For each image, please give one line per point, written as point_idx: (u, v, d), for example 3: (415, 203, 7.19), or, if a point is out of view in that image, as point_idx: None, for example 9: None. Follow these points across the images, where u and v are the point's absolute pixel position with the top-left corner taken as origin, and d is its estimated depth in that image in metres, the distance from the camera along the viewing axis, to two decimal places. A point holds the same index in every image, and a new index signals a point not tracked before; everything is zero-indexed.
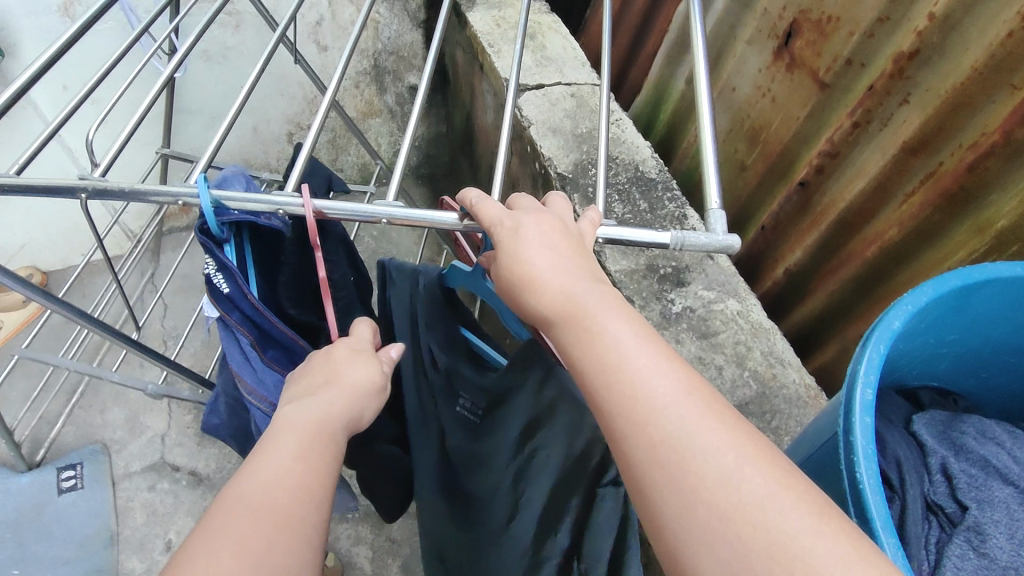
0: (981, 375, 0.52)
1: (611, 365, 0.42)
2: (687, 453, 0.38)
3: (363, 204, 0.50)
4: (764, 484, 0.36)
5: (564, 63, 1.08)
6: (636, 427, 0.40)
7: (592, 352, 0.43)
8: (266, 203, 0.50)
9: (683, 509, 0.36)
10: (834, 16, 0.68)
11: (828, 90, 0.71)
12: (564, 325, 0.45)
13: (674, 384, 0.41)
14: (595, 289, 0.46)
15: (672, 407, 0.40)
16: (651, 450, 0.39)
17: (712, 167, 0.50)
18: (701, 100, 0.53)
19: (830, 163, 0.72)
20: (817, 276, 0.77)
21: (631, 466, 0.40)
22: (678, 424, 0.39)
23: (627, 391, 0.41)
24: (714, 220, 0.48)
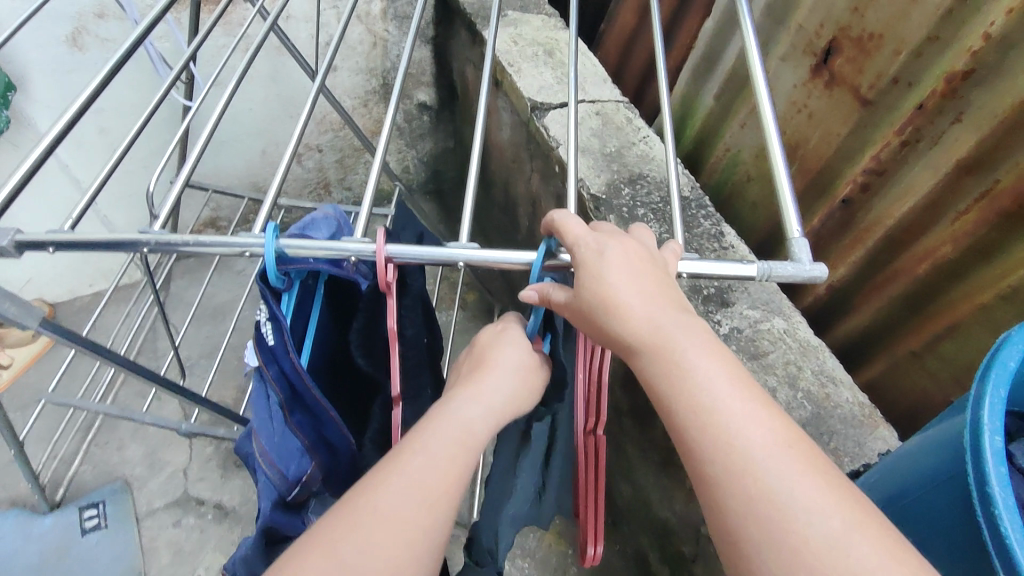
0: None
1: (703, 407, 0.41)
2: (789, 511, 0.37)
3: (440, 247, 0.49)
4: (871, 551, 0.35)
5: (585, 79, 1.07)
6: (733, 476, 0.39)
7: (684, 390, 0.42)
8: (336, 251, 0.48)
9: (786, 566, 0.36)
10: (878, 34, 0.68)
11: (871, 107, 0.70)
12: (650, 359, 0.43)
13: (770, 432, 0.40)
14: (686, 322, 0.44)
15: (771, 458, 0.39)
16: (750, 504, 0.38)
17: (788, 195, 0.50)
18: (770, 129, 0.52)
19: (875, 180, 0.72)
20: (862, 292, 0.77)
21: (725, 517, 0.39)
22: (778, 479, 0.38)
23: (722, 437, 0.40)
24: (797, 251, 0.47)
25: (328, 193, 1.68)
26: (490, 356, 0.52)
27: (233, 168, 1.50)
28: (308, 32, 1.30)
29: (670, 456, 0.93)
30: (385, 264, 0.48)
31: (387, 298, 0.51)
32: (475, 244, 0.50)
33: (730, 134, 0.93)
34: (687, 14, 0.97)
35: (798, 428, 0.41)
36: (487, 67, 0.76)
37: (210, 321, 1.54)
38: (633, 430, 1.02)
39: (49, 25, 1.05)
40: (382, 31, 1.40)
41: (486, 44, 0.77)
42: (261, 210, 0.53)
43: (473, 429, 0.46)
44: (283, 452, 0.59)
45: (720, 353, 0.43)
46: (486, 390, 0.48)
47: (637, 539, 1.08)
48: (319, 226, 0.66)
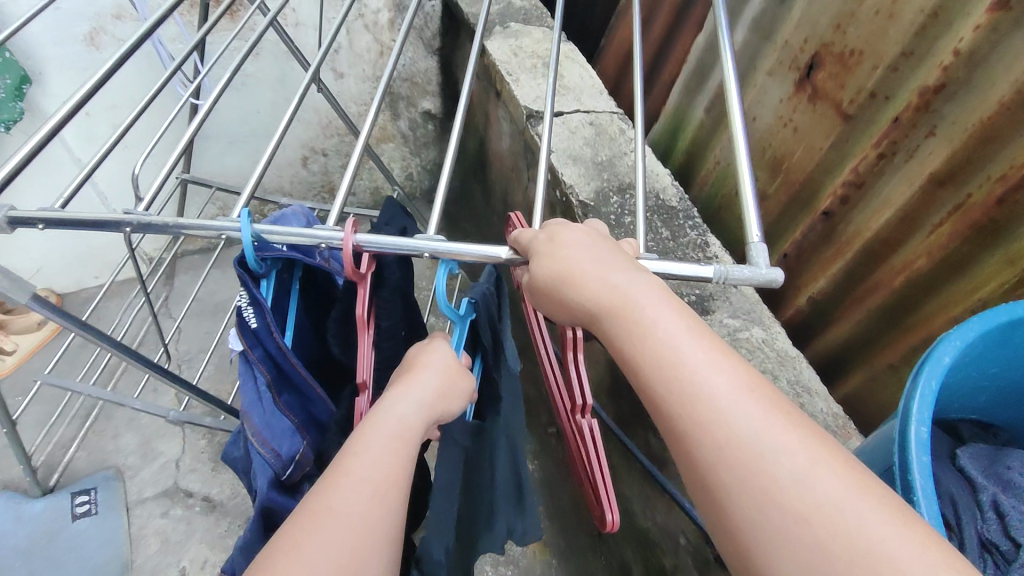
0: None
1: (664, 361, 0.42)
2: (755, 451, 0.37)
3: (407, 238, 0.50)
4: (836, 479, 0.35)
5: (582, 91, 1.10)
6: (700, 424, 0.39)
7: (646, 347, 0.43)
8: (307, 236, 0.50)
9: (761, 505, 0.36)
10: (858, 50, 0.69)
11: (852, 122, 0.72)
12: (612, 318, 0.45)
13: (732, 379, 0.40)
14: (643, 281, 0.46)
15: (733, 402, 0.39)
16: (719, 448, 0.38)
17: (751, 199, 0.51)
18: (738, 134, 0.53)
19: (854, 193, 0.73)
20: (841, 305, 0.78)
21: (698, 466, 0.39)
22: (742, 423, 0.38)
23: (685, 388, 0.40)
24: (756, 252, 0.49)
25: (333, 197, 1.72)
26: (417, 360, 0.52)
27: (240, 169, 1.54)
28: (316, 38, 1.34)
29: (651, 464, 0.93)
30: (352, 250, 0.50)
31: (360, 283, 0.53)
32: (442, 237, 0.52)
33: (720, 147, 0.94)
34: (680, 30, 0.99)
35: (758, 376, 0.41)
36: (474, 68, 0.78)
37: (210, 317, 1.57)
38: (617, 438, 1.03)
39: (68, 24, 1.09)
40: (388, 41, 1.44)
41: (476, 50, 0.79)
42: (243, 195, 0.55)
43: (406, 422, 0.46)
44: (275, 430, 0.57)
45: (678, 311, 0.44)
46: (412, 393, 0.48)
47: (620, 550, 1.08)
48: (290, 220, 0.70)
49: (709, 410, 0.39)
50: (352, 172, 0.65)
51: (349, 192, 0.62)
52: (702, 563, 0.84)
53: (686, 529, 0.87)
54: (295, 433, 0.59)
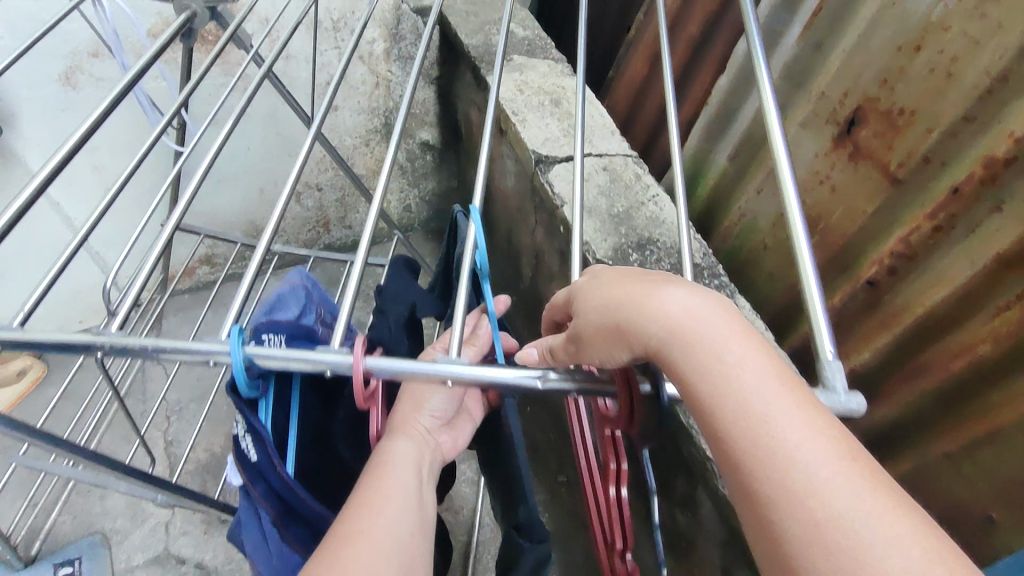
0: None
1: (747, 411, 0.35)
2: (859, 534, 0.31)
3: (429, 361, 0.42)
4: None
5: (593, 131, 1.03)
6: (791, 494, 0.33)
7: (725, 392, 0.36)
8: (307, 363, 0.43)
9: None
10: (909, 109, 0.63)
11: (901, 187, 0.65)
12: (679, 351, 0.38)
13: (825, 442, 0.34)
14: (718, 312, 0.40)
15: (832, 473, 0.33)
16: (812, 522, 0.32)
17: (820, 309, 0.43)
18: (798, 230, 0.45)
19: (904, 265, 0.66)
20: (887, 381, 0.71)
21: (782, 539, 0.33)
22: (844, 501, 0.32)
23: (769, 441, 0.34)
24: (831, 375, 0.41)
25: (328, 230, 1.65)
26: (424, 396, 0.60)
27: (230, 206, 1.47)
28: (307, 71, 1.27)
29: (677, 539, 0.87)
30: (361, 378, 0.43)
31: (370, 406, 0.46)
32: (466, 357, 0.43)
33: (745, 198, 0.88)
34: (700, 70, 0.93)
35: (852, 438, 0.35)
36: (491, 124, 0.70)
37: (201, 363, 1.49)
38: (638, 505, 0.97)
39: (42, 65, 1.02)
40: (384, 71, 1.37)
41: (490, 102, 0.72)
42: (237, 300, 0.47)
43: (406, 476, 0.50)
44: (281, 563, 0.52)
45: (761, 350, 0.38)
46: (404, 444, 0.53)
47: None
48: (286, 303, 0.56)
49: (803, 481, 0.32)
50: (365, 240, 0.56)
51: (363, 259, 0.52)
52: None
53: None
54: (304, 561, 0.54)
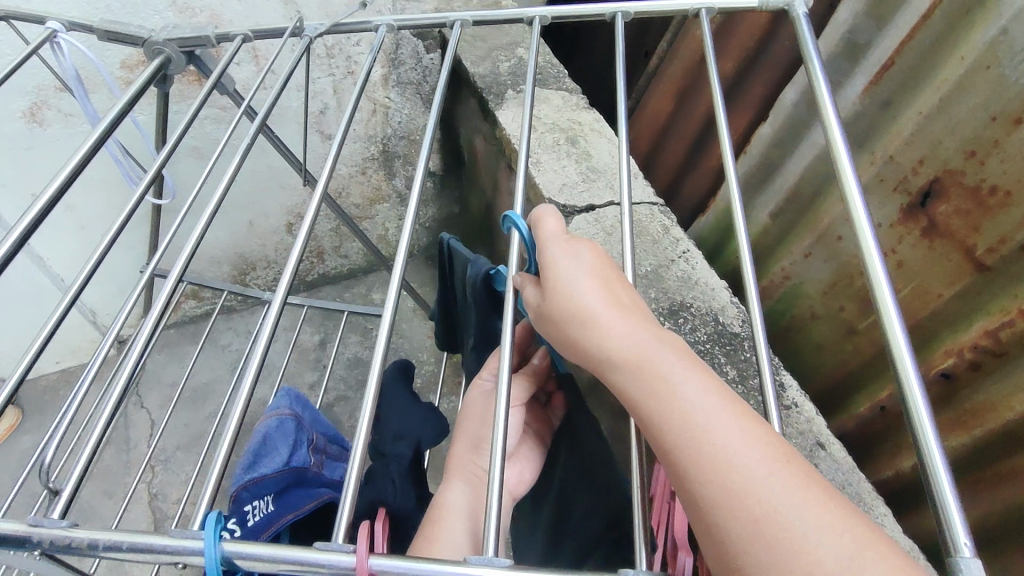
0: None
1: (690, 428, 0.32)
2: (800, 536, 0.28)
3: (457, 563, 0.32)
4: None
5: (614, 175, 0.95)
6: (738, 513, 0.29)
7: (665, 410, 0.33)
8: (300, 568, 0.32)
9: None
10: (1002, 188, 0.54)
11: (988, 274, 0.57)
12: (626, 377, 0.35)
13: (761, 443, 0.31)
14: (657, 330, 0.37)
15: (778, 492, 0.29)
16: (751, 529, 0.28)
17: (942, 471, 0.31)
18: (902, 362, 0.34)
19: (990, 360, 0.58)
20: (961, 484, 0.63)
21: (725, 550, 0.29)
22: (797, 522, 0.28)
23: (711, 455, 0.30)
24: (961, 550, 0.29)
25: (322, 261, 1.55)
26: None
27: (217, 240, 1.37)
28: (300, 101, 1.17)
29: None
30: None
31: None
32: (506, 560, 0.32)
33: (788, 260, 0.79)
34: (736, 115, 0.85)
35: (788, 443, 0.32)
36: (524, 179, 0.57)
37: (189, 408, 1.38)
38: None
39: (5, 100, 0.91)
40: (382, 98, 1.27)
41: (521, 160, 0.60)
42: (220, 450, 0.36)
43: None
44: None
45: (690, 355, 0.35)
46: None
47: None
48: (273, 447, 0.52)
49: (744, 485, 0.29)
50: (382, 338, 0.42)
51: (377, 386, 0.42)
52: None
53: None
54: None
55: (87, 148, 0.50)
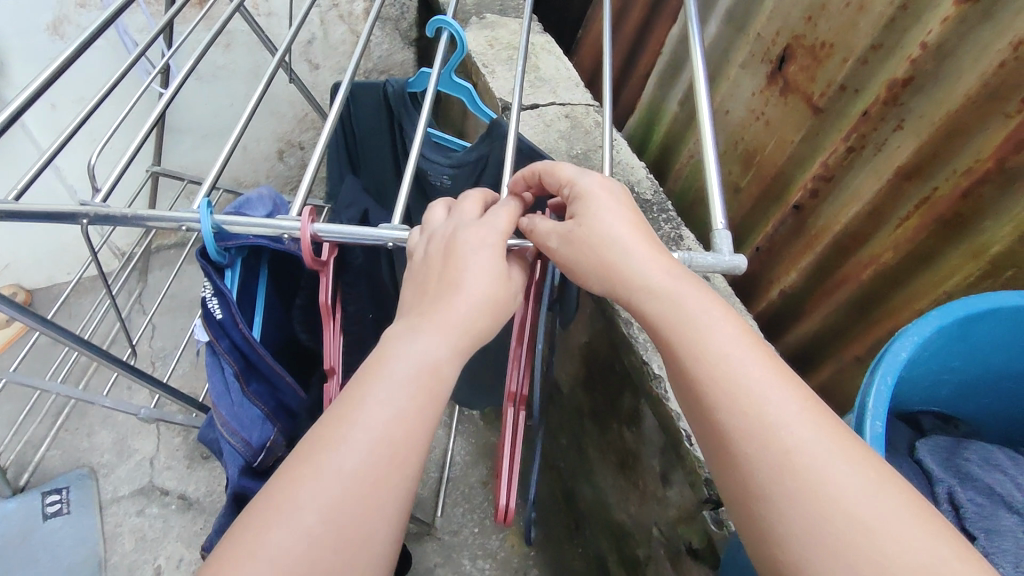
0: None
1: (716, 367, 0.39)
2: (815, 470, 0.34)
3: (374, 228, 0.49)
4: (897, 503, 0.33)
5: (557, 83, 1.10)
6: (751, 432, 0.36)
7: (696, 350, 0.40)
8: (268, 227, 0.49)
9: (822, 524, 0.33)
10: (828, 42, 0.69)
11: (822, 115, 0.71)
12: (662, 312, 0.42)
13: (786, 389, 0.38)
14: (689, 283, 0.43)
15: (788, 415, 0.36)
16: (776, 462, 0.35)
17: (716, 188, 0.50)
18: (705, 128, 0.53)
19: (824, 186, 0.73)
20: (811, 299, 0.78)
21: (745, 478, 0.36)
22: (796, 434, 0.36)
23: (733, 383, 0.38)
24: (719, 240, 0.48)
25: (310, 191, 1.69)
26: (451, 264, 0.46)
27: None
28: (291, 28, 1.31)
29: (626, 458, 0.95)
30: (310, 240, 0.49)
31: (321, 274, 0.53)
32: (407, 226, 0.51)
33: (693, 141, 0.94)
34: (655, 23, 0.99)
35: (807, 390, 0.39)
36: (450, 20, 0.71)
37: (185, 311, 1.46)
38: (593, 431, 1.05)
39: None
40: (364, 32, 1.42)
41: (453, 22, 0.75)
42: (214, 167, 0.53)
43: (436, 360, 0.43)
44: (245, 420, 0.55)
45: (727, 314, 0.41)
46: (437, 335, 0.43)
47: (597, 541, 1.09)
48: (254, 205, 0.64)
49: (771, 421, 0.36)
50: (326, 137, 0.59)
51: (321, 162, 0.57)
52: (676, 555, 0.85)
53: (659, 523, 0.88)
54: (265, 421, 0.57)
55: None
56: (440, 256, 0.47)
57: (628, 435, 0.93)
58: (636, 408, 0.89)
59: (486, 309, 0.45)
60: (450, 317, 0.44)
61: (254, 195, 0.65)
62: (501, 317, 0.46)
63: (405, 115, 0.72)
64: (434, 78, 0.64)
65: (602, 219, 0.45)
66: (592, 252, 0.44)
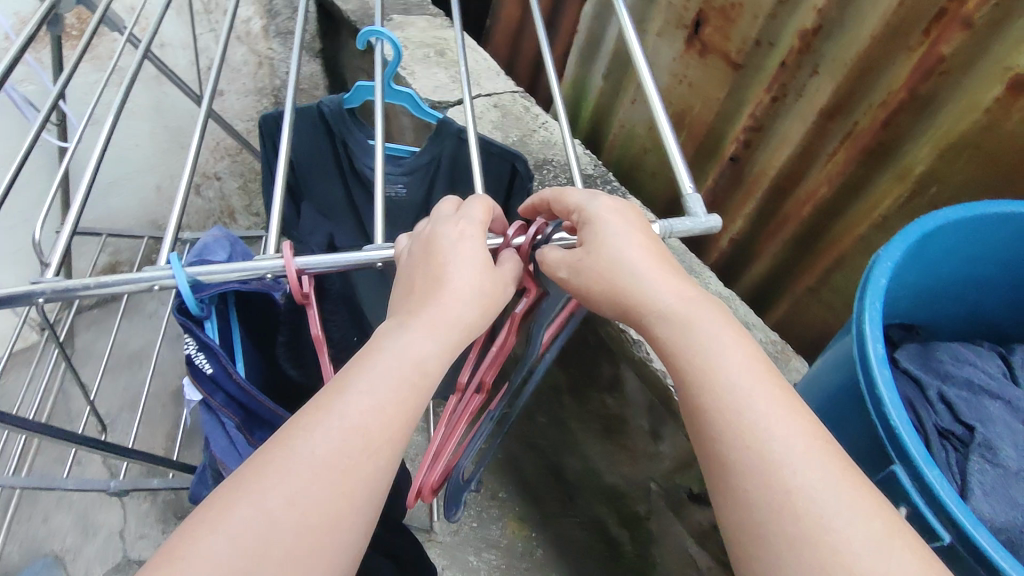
0: (986, 292, 0.58)
1: (722, 397, 0.41)
2: (816, 513, 0.35)
3: (356, 251, 0.49)
4: (903, 557, 0.33)
5: (479, 74, 1.10)
6: (752, 467, 0.38)
7: (703, 382, 0.42)
8: (249, 269, 0.47)
9: (816, 564, 0.34)
10: (737, 2, 0.73)
11: (742, 70, 0.76)
12: (675, 342, 0.44)
13: (794, 424, 0.39)
14: (702, 315, 0.45)
15: (794, 455, 0.38)
16: (774, 500, 0.36)
17: (679, 156, 0.53)
18: (656, 103, 0.56)
19: (755, 136, 0.77)
20: (759, 242, 0.83)
21: (745, 514, 0.37)
22: (799, 476, 0.37)
23: (741, 415, 0.40)
24: (692, 204, 0.51)
25: (235, 220, 1.62)
26: (440, 263, 0.46)
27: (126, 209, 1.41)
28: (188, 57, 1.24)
29: (611, 423, 0.99)
30: (297, 275, 0.48)
31: (307, 308, 0.51)
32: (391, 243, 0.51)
33: (622, 111, 0.97)
34: (566, 3, 1.01)
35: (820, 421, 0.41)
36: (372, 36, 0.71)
37: (125, 370, 1.37)
38: (573, 405, 1.07)
39: None
40: (266, 50, 1.37)
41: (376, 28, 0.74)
42: (172, 221, 0.50)
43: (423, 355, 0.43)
44: None
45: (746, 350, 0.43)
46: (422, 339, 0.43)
47: (592, 508, 1.12)
48: (213, 249, 0.60)
49: (770, 453, 0.38)
50: (283, 168, 0.56)
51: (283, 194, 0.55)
52: (676, 503, 0.90)
53: (655, 477, 0.92)
54: None
55: (17, 46, 0.57)
56: (424, 248, 0.48)
57: (609, 402, 0.96)
58: (615, 375, 0.92)
59: (477, 307, 0.46)
60: (438, 312, 0.44)
61: (209, 241, 0.61)
62: (492, 314, 0.47)
63: (352, 135, 0.73)
64: (379, 90, 0.63)
65: (611, 246, 0.47)
66: (595, 281, 0.47)
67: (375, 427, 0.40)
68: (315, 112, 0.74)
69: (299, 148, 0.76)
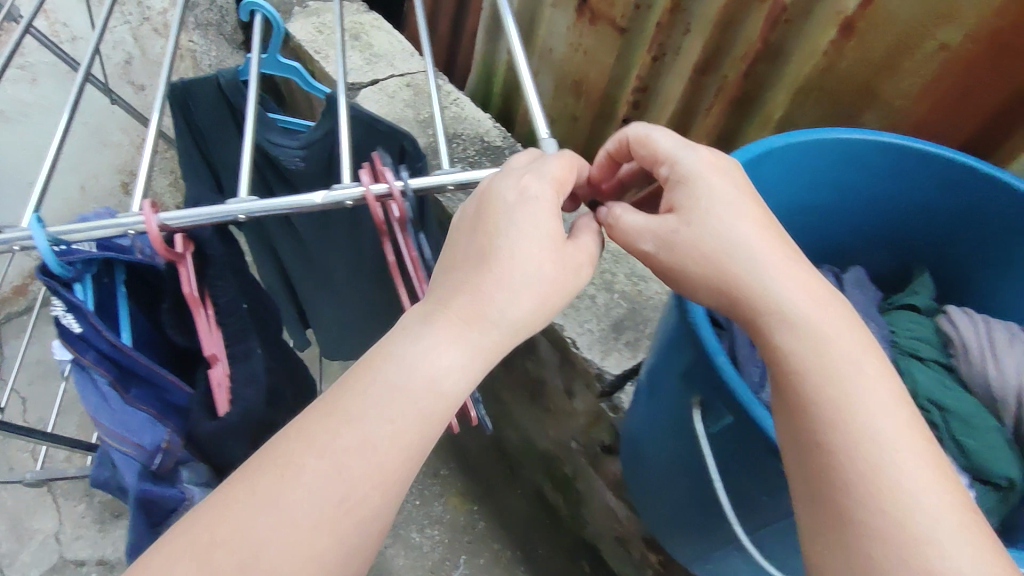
0: (865, 205, 0.66)
1: (814, 372, 0.41)
2: (901, 494, 0.37)
3: (217, 206, 0.51)
4: (980, 549, 0.35)
5: (392, 56, 1.12)
6: (843, 448, 0.39)
7: (786, 353, 0.43)
8: (110, 225, 0.49)
9: (891, 534, 0.36)
10: None
11: (626, 34, 0.79)
12: (757, 314, 0.44)
13: (893, 405, 0.40)
14: (800, 283, 0.44)
15: (894, 443, 0.39)
16: (862, 477, 0.38)
17: (538, 105, 0.58)
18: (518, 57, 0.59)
19: (643, 96, 0.82)
20: None
21: (829, 489, 0.39)
22: (887, 462, 0.38)
23: (840, 392, 0.41)
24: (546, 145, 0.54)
25: None
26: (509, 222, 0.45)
27: None
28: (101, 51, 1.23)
29: (535, 388, 1.01)
30: (160, 230, 0.49)
31: (182, 267, 0.54)
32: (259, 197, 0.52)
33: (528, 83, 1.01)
34: None
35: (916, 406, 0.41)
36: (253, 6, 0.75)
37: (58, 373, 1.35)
38: (503, 375, 1.09)
39: None
40: (185, 43, 1.36)
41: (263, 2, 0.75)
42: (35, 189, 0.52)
43: (444, 384, 0.42)
44: (136, 428, 0.56)
45: (848, 318, 0.43)
46: (450, 355, 0.43)
47: (530, 476, 1.15)
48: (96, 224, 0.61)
49: (855, 411, 0.39)
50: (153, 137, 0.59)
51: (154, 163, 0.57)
52: (595, 457, 0.93)
53: (574, 434, 0.95)
54: (157, 425, 0.58)
55: None
56: (488, 211, 0.46)
57: (530, 367, 0.99)
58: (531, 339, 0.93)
59: (537, 300, 0.44)
60: (488, 312, 0.44)
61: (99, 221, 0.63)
62: (554, 307, 0.46)
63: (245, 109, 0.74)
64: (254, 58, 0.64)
65: (718, 216, 0.46)
66: (680, 253, 0.46)
67: (389, 461, 0.40)
68: (208, 81, 0.74)
69: (201, 115, 0.76)
